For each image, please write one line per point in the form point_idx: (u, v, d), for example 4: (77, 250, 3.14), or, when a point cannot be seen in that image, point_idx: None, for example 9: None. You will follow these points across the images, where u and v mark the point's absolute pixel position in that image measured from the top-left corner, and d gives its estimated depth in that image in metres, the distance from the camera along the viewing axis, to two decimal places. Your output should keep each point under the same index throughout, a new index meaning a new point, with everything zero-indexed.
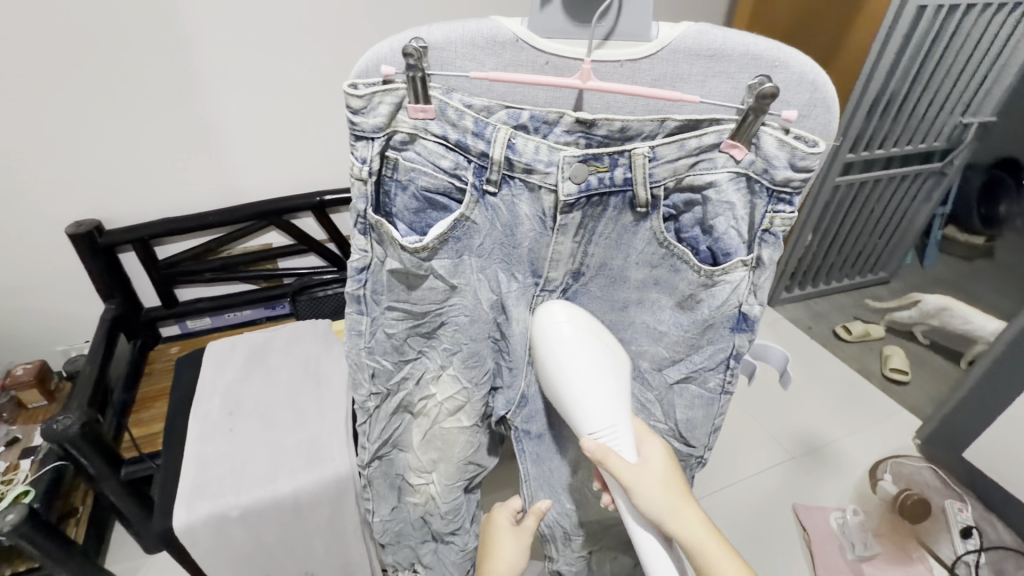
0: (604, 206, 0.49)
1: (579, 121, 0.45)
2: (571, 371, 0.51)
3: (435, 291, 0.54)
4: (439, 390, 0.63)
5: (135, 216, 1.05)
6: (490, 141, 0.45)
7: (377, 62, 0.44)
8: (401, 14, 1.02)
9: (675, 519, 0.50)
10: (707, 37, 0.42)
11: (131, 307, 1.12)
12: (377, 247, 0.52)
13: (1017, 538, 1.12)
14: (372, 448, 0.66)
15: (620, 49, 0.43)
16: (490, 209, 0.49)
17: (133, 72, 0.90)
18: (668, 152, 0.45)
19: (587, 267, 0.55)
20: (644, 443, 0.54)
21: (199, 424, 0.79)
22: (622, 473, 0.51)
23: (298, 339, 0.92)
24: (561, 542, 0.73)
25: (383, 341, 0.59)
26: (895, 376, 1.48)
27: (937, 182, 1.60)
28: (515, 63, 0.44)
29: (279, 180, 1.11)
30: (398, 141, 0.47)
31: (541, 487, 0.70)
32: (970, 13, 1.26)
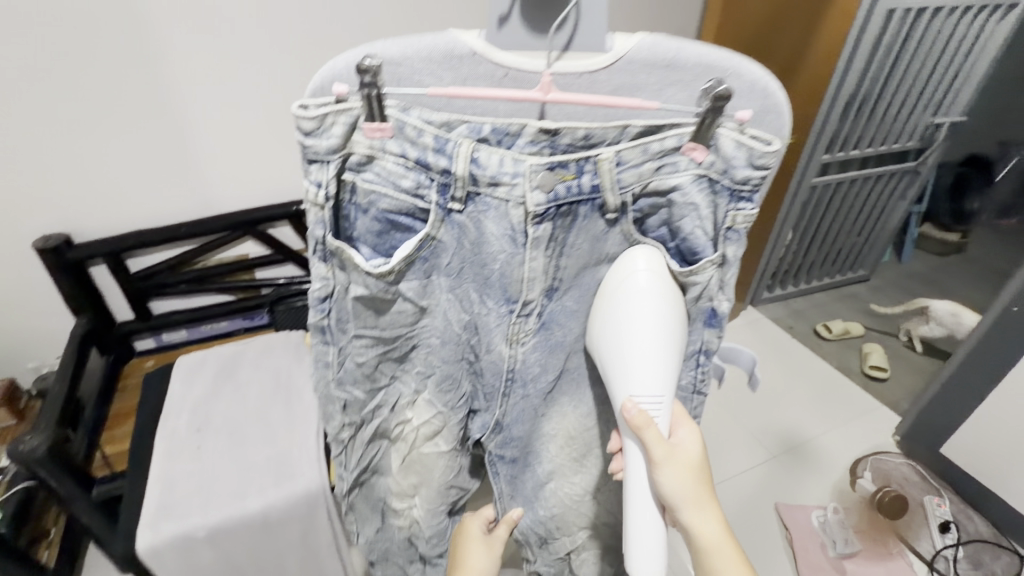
0: (574, 215, 0.48)
1: (543, 130, 0.44)
2: (640, 327, 0.48)
3: (404, 313, 0.54)
4: (415, 415, 0.62)
5: (105, 229, 1.03)
6: (453, 157, 0.44)
7: (329, 81, 0.43)
8: (375, 22, 1.01)
9: (693, 510, 0.51)
10: (661, 47, 0.42)
11: (102, 322, 1.09)
12: (340, 273, 0.50)
13: (993, 530, 1.13)
14: (349, 478, 0.63)
15: (580, 60, 0.42)
16: (457, 228, 0.49)
17: (99, 82, 0.89)
18: (634, 156, 0.45)
19: (560, 282, 0.52)
20: (680, 426, 0.53)
21: (166, 442, 0.78)
22: (654, 446, 0.48)
23: (269, 351, 0.91)
24: (539, 545, 0.72)
25: (352, 370, 0.56)
26: (874, 373, 1.50)
27: (912, 181, 1.62)
28: (474, 76, 0.42)
29: (254, 189, 1.10)
30: (355, 163, 0.46)
31: (519, 495, 0.69)
32: (938, 16, 1.28)
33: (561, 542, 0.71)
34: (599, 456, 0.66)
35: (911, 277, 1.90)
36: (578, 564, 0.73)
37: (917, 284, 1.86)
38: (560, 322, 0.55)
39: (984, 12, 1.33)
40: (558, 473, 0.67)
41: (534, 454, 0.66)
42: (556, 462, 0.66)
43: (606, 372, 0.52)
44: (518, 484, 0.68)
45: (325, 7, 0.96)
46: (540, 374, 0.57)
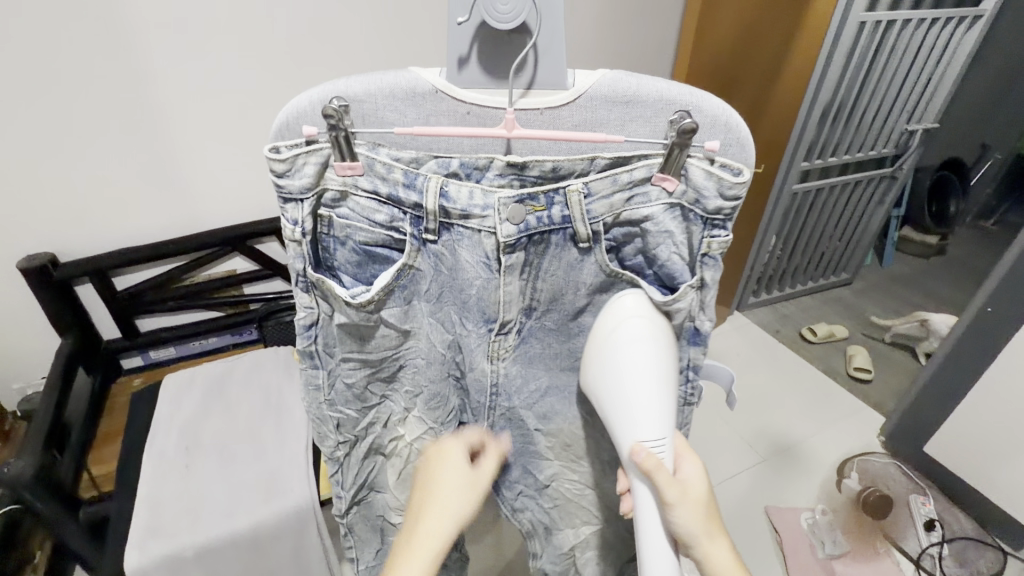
0: (547, 243, 0.49)
1: (509, 164, 0.46)
2: (639, 369, 0.49)
3: (389, 338, 0.54)
4: (408, 431, 0.62)
5: (91, 248, 1.03)
6: (422, 191, 0.46)
7: (299, 123, 0.45)
8: (359, 39, 1.03)
9: (709, 546, 0.49)
10: (620, 84, 0.44)
11: (89, 341, 1.09)
12: (323, 302, 0.51)
13: (978, 527, 1.16)
14: (348, 495, 0.63)
15: (541, 98, 0.44)
16: (433, 256, 0.50)
17: (84, 102, 0.89)
18: (601, 188, 0.46)
19: (538, 303, 0.54)
20: (685, 460, 0.51)
21: (154, 461, 0.78)
22: (663, 482, 0.47)
23: (258, 369, 0.91)
24: (544, 536, 0.71)
25: (343, 391, 0.57)
26: (859, 374, 1.52)
27: (889, 186, 1.67)
28: (436, 113, 0.44)
29: (240, 205, 1.11)
30: (330, 199, 0.47)
31: (519, 493, 0.68)
32: (908, 27, 1.33)
33: (564, 535, 0.69)
34: (593, 463, 0.65)
35: (893, 279, 1.94)
36: (583, 564, 0.71)
37: (898, 286, 1.90)
38: (537, 337, 0.56)
39: (951, 23, 1.38)
40: (558, 475, 0.66)
41: (533, 456, 0.65)
42: (555, 466, 0.65)
43: (607, 416, 0.51)
44: (517, 486, 0.68)
45: (310, 26, 0.98)
46: (534, 381, 0.59)
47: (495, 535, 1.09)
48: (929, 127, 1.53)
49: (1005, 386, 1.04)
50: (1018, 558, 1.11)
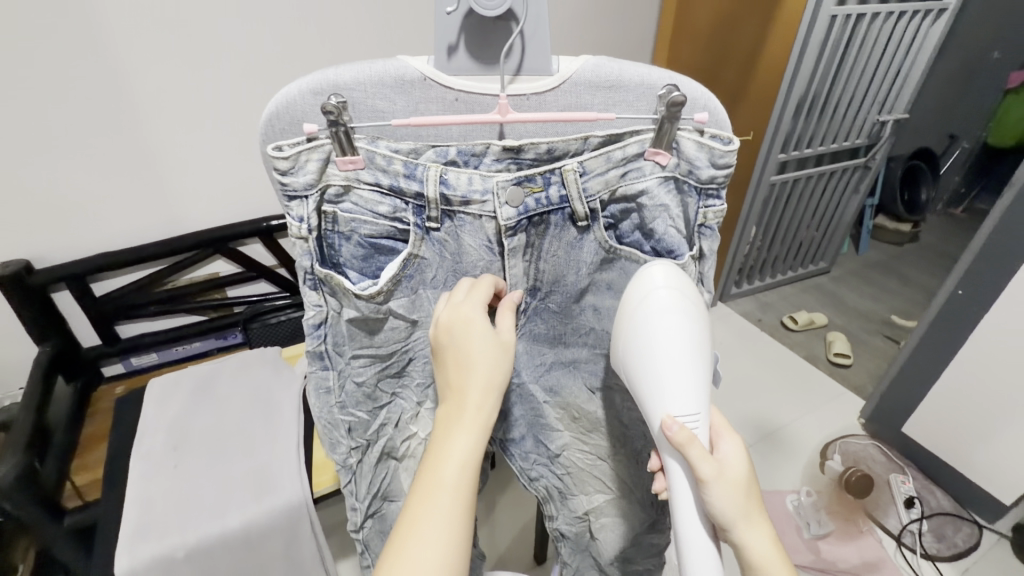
0: (546, 224, 0.51)
1: (506, 148, 0.47)
2: (671, 347, 0.46)
3: (398, 329, 0.53)
4: (421, 427, 0.58)
5: (67, 253, 1.01)
6: (422, 181, 0.47)
7: (298, 119, 0.44)
8: (339, 37, 1.03)
9: (746, 529, 0.45)
10: (604, 69, 0.45)
11: (68, 345, 1.07)
12: (331, 299, 0.50)
13: (955, 503, 1.20)
14: (362, 507, 0.56)
15: (529, 84, 0.45)
16: (437, 244, 0.50)
17: (56, 103, 0.87)
18: (597, 164, 0.48)
19: (542, 284, 0.55)
20: (722, 438, 0.48)
21: (141, 463, 0.76)
22: (700, 462, 0.44)
23: (247, 367, 0.90)
24: (558, 498, 0.65)
25: (353, 392, 0.55)
26: (838, 360, 1.56)
27: (863, 175, 1.71)
28: (428, 100, 0.44)
29: (222, 206, 1.10)
30: (333, 195, 0.47)
31: (533, 462, 0.64)
32: (877, 20, 1.37)
33: (579, 500, 0.64)
34: (607, 432, 0.62)
35: (870, 266, 1.99)
36: (599, 529, 0.64)
37: (874, 273, 1.95)
38: (542, 318, 0.58)
39: (918, 17, 1.42)
40: (569, 445, 0.63)
41: (544, 426, 0.62)
42: (567, 437, 0.63)
43: (634, 385, 0.48)
44: (531, 457, 0.63)
45: (288, 23, 0.97)
46: (540, 356, 0.60)
47: (486, 531, 1.08)
48: (899, 117, 1.57)
49: (977, 367, 1.08)
50: (993, 531, 1.16)
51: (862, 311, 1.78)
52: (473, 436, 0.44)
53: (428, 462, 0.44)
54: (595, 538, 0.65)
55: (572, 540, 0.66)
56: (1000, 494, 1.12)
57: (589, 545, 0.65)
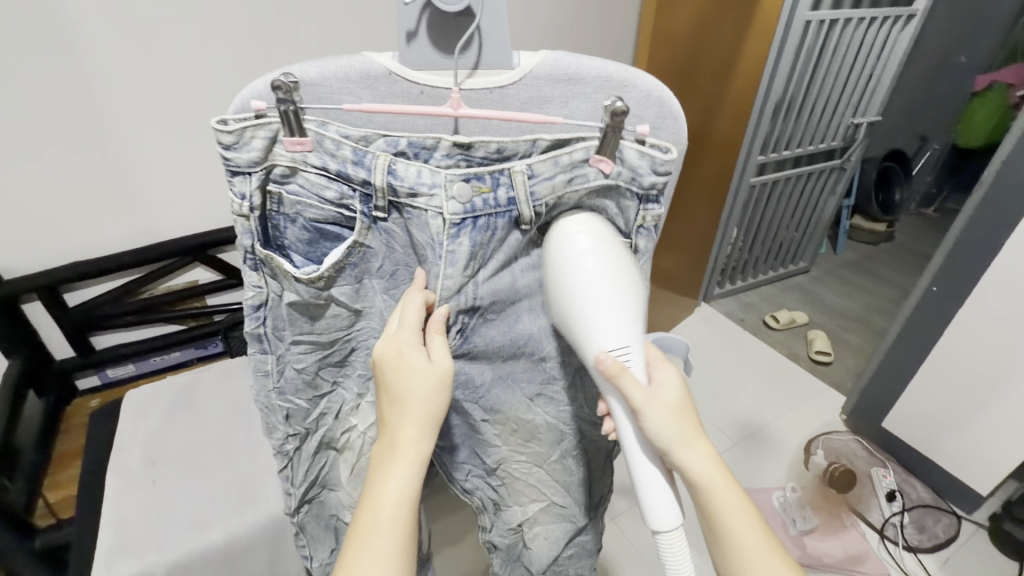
0: (493, 230, 0.48)
1: (456, 144, 0.45)
2: (594, 286, 0.46)
3: (341, 318, 0.52)
4: (360, 420, 0.59)
5: (38, 262, 0.98)
6: (371, 168, 0.45)
7: (248, 99, 0.43)
8: (320, 42, 1.03)
9: (685, 453, 0.47)
10: (562, 63, 0.45)
11: (38, 359, 1.03)
12: (272, 281, 0.49)
13: (934, 495, 1.23)
14: (299, 493, 0.60)
15: (489, 77, 0.44)
16: (384, 233, 0.49)
17: (26, 107, 0.85)
18: (545, 169, 0.46)
19: (482, 303, 0.52)
20: (657, 368, 0.49)
21: (118, 479, 0.74)
22: (632, 390, 0.45)
23: (225, 377, 0.88)
24: (493, 511, 0.68)
25: (293, 378, 0.55)
26: (820, 358, 1.59)
27: (839, 176, 1.75)
28: (389, 94, 0.44)
29: (200, 212, 1.08)
30: (279, 175, 0.45)
31: (468, 474, 0.66)
32: (849, 26, 1.40)
33: (513, 511, 0.67)
34: (546, 439, 0.63)
35: (847, 265, 2.03)
36: (531, 538, 0.68)
37: (852, 272, 1.99)
38: (481, 334, 0.55)
39: (888, 22, 1.46)
40: (505, 458, 0.64)
41: (481, 440, 0.63)
42: (504, 451, 0.63)
43: (569, 330, 0.48)
44: (465, 467, 0.65)
45: (267, 28, 0.97)
46: (478, 377, 0.58)
47: (473, 540, 1.05)
48: (871, 119, 1.61)
49: (950, 360, 1.11)
50: (971, 521, 1.19)
51: (840, 309, 1.81)
52: (409, 468, 0.44)
53: (367, 498, 0.44)
54: (527, 547, 0.69)
55: (504, 550, 0.69)
56: (977, 486, 1.14)
57: (520, 555, 0.70)
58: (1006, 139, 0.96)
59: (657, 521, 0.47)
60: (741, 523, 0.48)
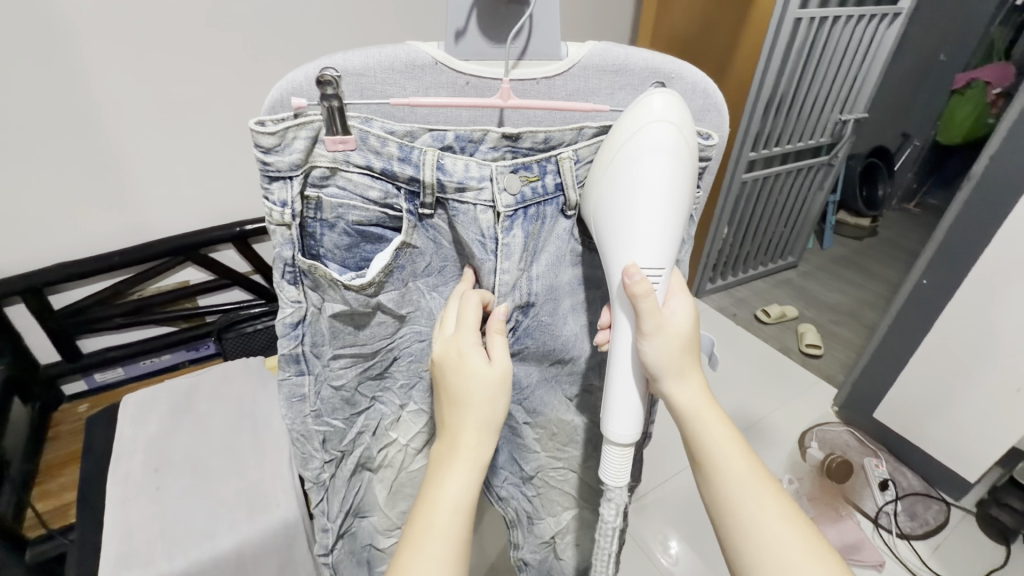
0: (542, 219, 0.48)
1: (504, 135, 0.45)
2: (648, 196, 0.42)
3: (385, 325, 0.51)
4: (400, 433, 0.59)
5: (24, 262, 0.95)
6: (419, 165, 0.43)
7: (285, 93, 0.40)
8: (312, 37, 1.02)
9: (676, 385, 0.46)
10: (610, 54, 0.44)
11: (24, 365, 1.00)
12: (312, 293, 0.47)
13: (924, 483, 1.26)
14: (335, 526, 0.59)
15: (536, 67, 0.43)
16: (430, 230, 0.48)
17: (11, 102, 0.83)
18: (589, 154, 0.47)
19: (535, 298, 0.51)
20: (674, 296, 0.48)
21: (119, 487, 0.71)
22: (649, 312, 0.43)
23: (227, 379, 0.86)
24: (526, 523, 0.68)
25: (330, 398, 0.53)
26: (810, 350, 1.62)
27: (826, 172, 1.78)
28: (435, 85, 0.42)
29: (193, 211, 1.06)
30: (317, 177, 0.44)
31: (505, 482, 0.66)
32: (837, 24, 1.42)
33: (546, 523, 0.67)
34: (583, 445, 0.62)
35: (834, 261, 2.06)
36: (563, 549, 0.68)
37: (839, 267, 2.03)
38: (535, 336, 0.54)
39: (875, 20, 1.48)
40: (543, 465, 0.64)
41: (520, 444, 0.63)
42: (541, 457, 0.63)
43: (603, 231, 0.45)
44: (502, 472, 0.66)
45: (258, 23, 0.96)
46: (525, 377, 0.57)
47: None
48: (858, 116, 1.64)
49: (937, 350, 1.14)
50: (960, 507, 1.22)
51: (829, 303, 1.84)
52: (469, 471, 0.43)
53: (422, 503, 0.42)
54: (558, 559, 0.69)
55: (535, 565, 0.70)
56: (967, 474, 1.17)
57: (552, 566, 0.70)
58: (994, 134, 0.98)
59: (613, 430, 0.47)
60: (743, 468, 0.46)
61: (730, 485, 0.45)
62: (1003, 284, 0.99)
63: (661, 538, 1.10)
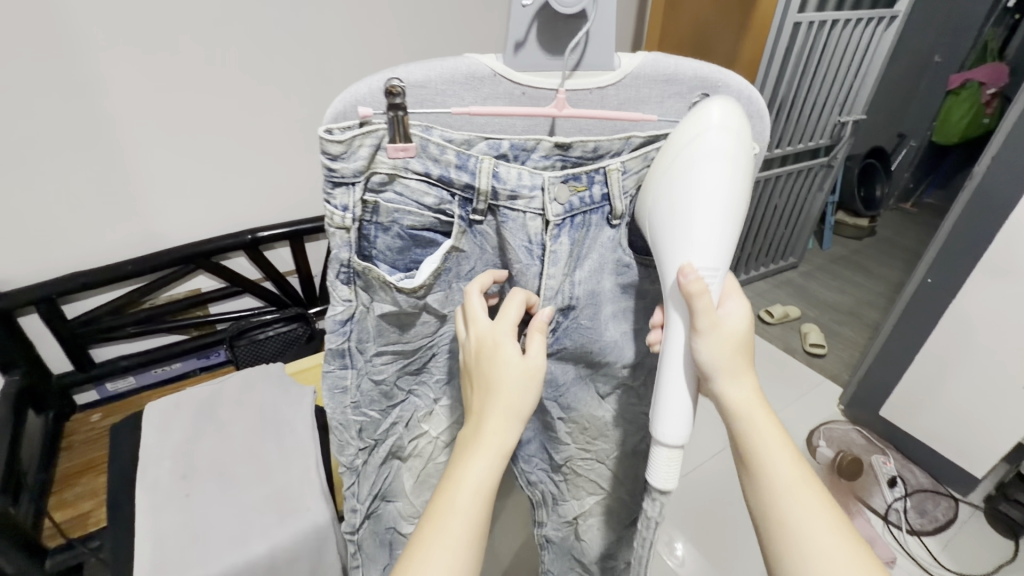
0: (587, 225, 0.49)
1: (556, 145, 0.46)
2: (707, 194, 0.42)
3: (428, 325, 0.53)
4: (432, 426, 0.61)
5: (40, 272, 0.95)
6: (474, 173, 0.45)
7: (353, 103, 0.41)
8: (325, 49, 1.03)
9: (729, 385, 0.46)
10: (661, 64, 0.45)
11: (38, 375, 1.00)
12: (362, 293, 0.48)
13: (932, 479, 1.27)
14: (363, 509, 0.58)
15: (588, 79, 0.44)
16: (478, 236, 0.50)
17: (28, 114, 0.83)
18: (637, 164, 0.48)
19: (576, 300, 0.52)
20: (730, 298, 0.47)
21: (147, 495, 0.71)
22: (705, 313, 0.43)
23: (249, 387, 0.86)
24: (550, 504, 0.69)
25: (369, 391, 0.54)
26: (814, 350, 1.64)
27: (826, 174, 1.79)
28: (493, 96, 0.43)
29: (207, 220, 1.07)
30: (377, 183, 0.45)
31: (534, 466, 0.68)
32: (835, 29, 1.44)
33: (570, 505, 0.67)
34: (613, 438, 0.62)
35: (834, 261, 2.08)
36: (585, 530, 0.68)
37: (838, 266, 2.05)
38: (573, 337, 0.55)
39: (871, 23, 1.51)
40: (573, 455, 0.64)
41: (552, 436, 0.64)
42: (572, 449, 0.64)
43: (659, 233, 0.46)
44: (534, 459, 0.68)
45: (272, 34, 0.97)
46: (561, 375, 0.59)
47: None
48: (858, 118, 1.66)
49: (941, 348, 1.16)
50: (968, 504, 1.23)
51: (831, 303, 1.86)
52: (490, 459, 0.42)
53: (444, 486, 0.42)
54: (579, 540, 0.69)
55: (557, 543, 0.71)
56: (974, 469, 1.19)
57: (572, 547, 0.70)
58: (995, 135, 0.99)
59: (663, 432, 0.46)
60: (796, 479, 0.44)
61: (778, 492, 0.44)
62: (1006, 283, 1.01)
63: (668, 539, 1.11)
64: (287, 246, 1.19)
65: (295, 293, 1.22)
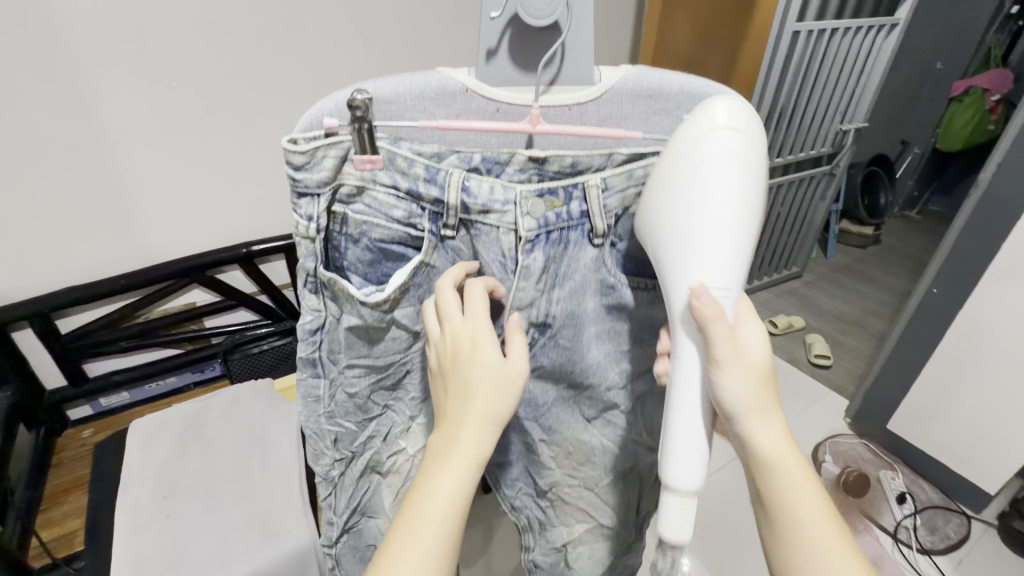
0: (565, 244, 0.48)
1: (531, 158, 0.45)
2: (713, 208, 0.41)
3: (399, 339, 0.51)
4: (410, 443, 0.58)
5: (32, 288, 0.95)
6: (443, 186, 0.44)
7: (320, 115, 0.41)
8: (319, 63, 1.03)
9: (756, 423, 0.43)
10: (644, 79, 0.44)
11: (30, 391, 1.00)
12: (331, 304, 0.48)
13: (942, 495, 1.23)
14: (340, 521, 0.57)
15: (564, 94, 0.43)
16: (451, 251, 0.48)
17: (20, 129, 0.83)
18: (618, 183, 0.47)
19: (553, 319, 0.51)
20: (745, 322, 0.46)
21: (128, 515, 0.70)
22: (722, 337, 0.41)
23: (236, 404, 0.85)
24: (538, 529, 0.66)
25: (343, 403, 0.53)
26: (819, 361, 1.60)
27: (828, 183, 1.78)
28: (466, 111, 0.43)
29: (201, 234, 1.06)
30: (345, 195, 0.44)
31: (518, 490, 0.65)
32: (835, 36, 1.43)
33: (558, 531, 0.64)
34: (599, 465, 0.60)
35: (837, 269, 2.06)
36: (575, 558, 0.64)
37: (842, 275, 2.03)
38: (550, 355, 0.54)
39: (872, 32, 1.50)
40: (558, 481, 0.62)
41: (535, 460, 0.62)
42: (557, 474, 0.62)
43: (662, 250, 0.44)
44: (518, 483, 0.64)
45: (265, 49, 0.97)
46: (542, 395, 0.58)
47: None
48: (859, 126, 1.65)
49: (949, 360, 1.13)
50: (980, 521, 1.19)
51: (835, 312, 1.84)
52: (464, 466, 0.40)
53: (416, 490, 0.41)
54: (569, 568, 0.65)
55: (545, 569, 0.66)
56: (985, 484, 1.15)
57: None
58: (1000, 140, 0.97)
59: (676, 476, 0.43)
60: (826, 530, 0.41)
61: (809, 543, 0.41)
62: (1013, 293, 0.99)
63: None
64: (282, 260, 1.18)
65: (291, 306, 1.20)
